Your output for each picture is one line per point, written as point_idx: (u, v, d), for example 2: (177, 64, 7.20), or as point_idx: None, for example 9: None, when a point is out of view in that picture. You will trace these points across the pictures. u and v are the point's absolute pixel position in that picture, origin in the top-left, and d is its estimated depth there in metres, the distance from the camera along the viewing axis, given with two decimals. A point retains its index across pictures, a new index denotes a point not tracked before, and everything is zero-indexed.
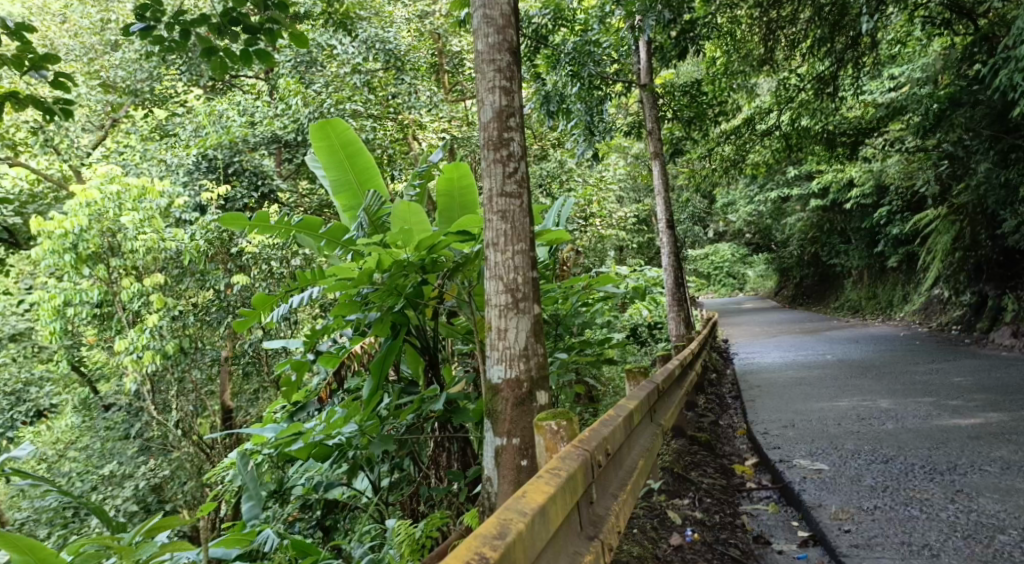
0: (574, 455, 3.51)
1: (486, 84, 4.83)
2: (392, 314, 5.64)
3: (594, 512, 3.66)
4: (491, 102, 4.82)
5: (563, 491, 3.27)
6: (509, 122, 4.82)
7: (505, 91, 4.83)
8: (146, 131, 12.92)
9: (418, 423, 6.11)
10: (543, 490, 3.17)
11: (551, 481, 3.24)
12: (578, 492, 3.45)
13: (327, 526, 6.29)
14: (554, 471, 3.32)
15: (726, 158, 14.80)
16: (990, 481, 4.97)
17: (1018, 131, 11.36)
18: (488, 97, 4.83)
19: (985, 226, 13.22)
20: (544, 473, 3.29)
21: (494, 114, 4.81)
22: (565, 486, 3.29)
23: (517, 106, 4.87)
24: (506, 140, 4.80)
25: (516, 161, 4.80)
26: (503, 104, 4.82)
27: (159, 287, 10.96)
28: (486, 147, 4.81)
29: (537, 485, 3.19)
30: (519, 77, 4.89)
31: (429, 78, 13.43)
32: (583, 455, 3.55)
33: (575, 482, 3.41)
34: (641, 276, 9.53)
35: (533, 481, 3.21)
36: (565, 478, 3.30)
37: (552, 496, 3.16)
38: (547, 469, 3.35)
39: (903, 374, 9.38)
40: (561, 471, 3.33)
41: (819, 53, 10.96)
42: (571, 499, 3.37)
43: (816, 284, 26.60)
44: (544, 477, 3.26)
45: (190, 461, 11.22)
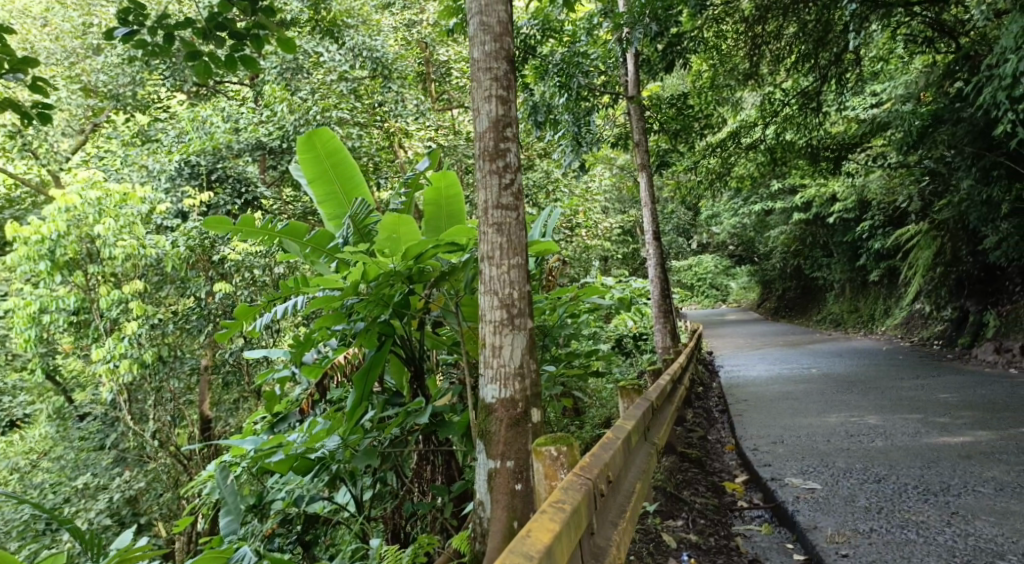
0: (576, 486, 3.48)
1: (483, 93, 4.74)
2: (377, 324, 5.53)
3: (595, 543, 3.58)
4: (488, 112, 4.73)
5: (567, 527, 3.25)
6: (506, 132, 4.74)
7: (501, 100, 4.75)
8: (127, 136, 12.72)
9: (402, 436, 5.96)
10: (548, 529, 3.15)
11: (556, 517, 3.22)
12: (580, 526, 3.41)
13: (307, 542, 6.04)
14: (558, 507, 3.30)
15: (713, 170, 14.66)
16: (985, 503, 4.92)
17: (1000, 148, 11.32)
18: (485, 106, 4.74)
19: (966, 242, 13.46)
20: (547, 508, 3.26)
21: (489, 124, 4.72)
22: (569, 522, 3.26)
23: (514, 115, 4.78)
24: (502, 151, 4.71)
25: (512, 173, 4.72)
26: (500, 114, 4.73)
27: (139, 294, 10.76)
28: (482, 158, 4.72)
29: (541, 523, 3.17)
30: (516, 85, 4.81)
31: (415, 86, 13.36)
32: (584, 485, 3.52)
33: (578, 516, 3.37)
34: (627, 288, 9.45)
35: (538, 518, 3.21)
36: (569, 513, 3.28)
37: (557, 534, 3.15)
38: (550, 504, 3.32)
39: (888, 389, 9.37)
40: (564, 505, 3.30)
41: (803, 69, 11.24)
42: (574, 531, 3.30)
43: (798, 296, 26.71)
44: (548, 513, 3.25)
45: (167, 472, 11.05)
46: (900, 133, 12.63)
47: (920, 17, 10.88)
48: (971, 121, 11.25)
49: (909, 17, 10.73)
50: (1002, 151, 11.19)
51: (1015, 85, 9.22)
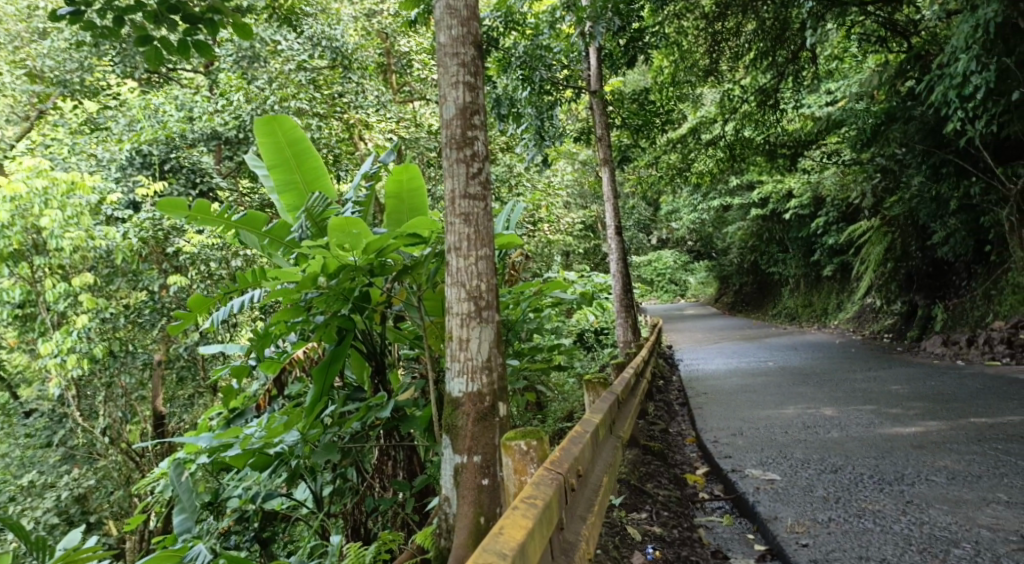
0: (547, 481, 3.43)
1: (450, 79, 4.67)
2: (338, 318, 5.44)
3: (564, 538, 3.53)
4: (454, 99, 4.67)
5: (540, 523, 3.18)
6: (473, 120, 4.68)
7: (468, 86, 4.69)
8: (75, 124, 12.32)
9: (363, 431, 5.86)
10: (522, 526, 3.08)
11: (528, 514, 3.15)
12: (552, 522, 3.35)
13: (264, 539, 5.96)
14: (530, 503, 3.23)
15: (673, 166, 14.72)
16: (938, 492, 5.03)
17: (950, 146, 11.60)
18: (451, 93, 4.68)
19: (917, 238, 13.84)
20: (519, 504, 3.20)
21: (456, 112, 4.66)
22: (542, 518, 3.20)
23: (481, 103, 4.73)
24: (469, 139, 4.66)
25: (480, 162, 4.67)
26: (467, 101, 4.67)
27: (88, 287, 10.46)
28: (449, 146, 4.66)
29: (514, 521, 3.09)
30: (484, 72, 4.76)
31: (376, 78, 13.22)
32: (555, 480, 3.48)
33: (550, 512, 3.31)
34: (588, 283, 9.48)
35: (510, 516, 3.12)
36: (541, 509, 3.21)
37: (530, 531, 3.07)
38: (522, 500, 3.25)
39: (842, 381, 9.56)
40: (536, 500, 3.25)
41: (762, 65, 11.38)
42: (547, 527, 3.28)
43: (754, 291, 27.13)
44: (520, 509, 3.17)
45: (118, 470, 10.88)
46: (855, 130, 12.84)
47: (873, 17, 11.07)
48: (923, 120, 11.49)
49: (864, 17, 10.91)
50: (952, 149, 11.53)
51: (965, 85, 9.45)
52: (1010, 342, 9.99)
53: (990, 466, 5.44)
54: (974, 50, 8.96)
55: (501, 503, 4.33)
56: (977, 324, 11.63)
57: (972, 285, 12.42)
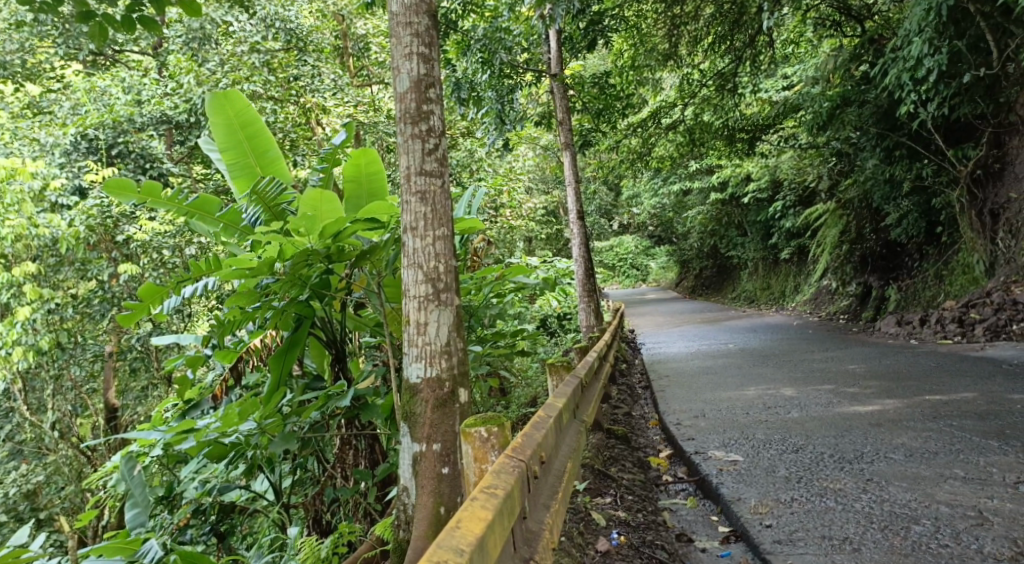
0: (508, 469, 3.35)
1: (403, 50, 4.54)
2: (296, 304, 5.30)
3: (527, 527, 3.47)
4: (408, 71, 4.53)
5: (500, 514, 3.09)
6: (429, 93, 4.56)
7: (423, 57, 4.56)
8: (16, 107, 11.90)
9: (323, 421, 5.72)
10: (481, 517, 2.98)
11: (488, 504, 3.06)
12: (513, 511, 3.27)
13: (222, 532, 5.90)
14: (490, 493, 3.13)
15: (633, 150, 14.66)
16: (898, 470, 5.09)
17: (903, 129, 11.78)
18: (405, 64, 4.54)
19: (870, 220, 14.09)
20: (479, 494, 3.11)
21: (410, 84, 4.53)
22: (502, 508, 3.11)
23: (437, 75, 4.60)
24: (424, 114, 4.54)
25: (436, 137, 4.56)
26: (421, 73, 4.54)
27: (32, 276, 10.10)
28: (403, 121, 4.53)
29: (473, 511, 3.00)
30: (439, 43, 4.64)
31: (332, 61, 12.93)
32: (517, 468, 3.40)
33: (511, 501, 3.23)
34: (550, 268, 9.40)
35: (469, 507, 3.02)
36: (502, 499, 3.12)
37: (490, 524, 2.98)
38: (482, 490, 3.15)
39: (800, 362, 9.65)
40: (497, 490, 3.16)
41: (720, 49, 11.51)
42: (508, 518, 3.20)
43: (714, 276, 27.42)
44: (479, 500, 3.08)
45: (69, 465, 10.24)
46: (811, 114, 12.88)
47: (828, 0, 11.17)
48: (877, 103, 11.63)
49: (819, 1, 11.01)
50: (905, 132, 11.70)
51: (918, 68, 9.57)
52: (961, 321, 10.16)
53: (946, 442, 5.53)
54: (927, 34, 9.06)
55: (462, 492, 4.25)
56: (928, 304, 11.84)
57: (924, 266, 12.62)
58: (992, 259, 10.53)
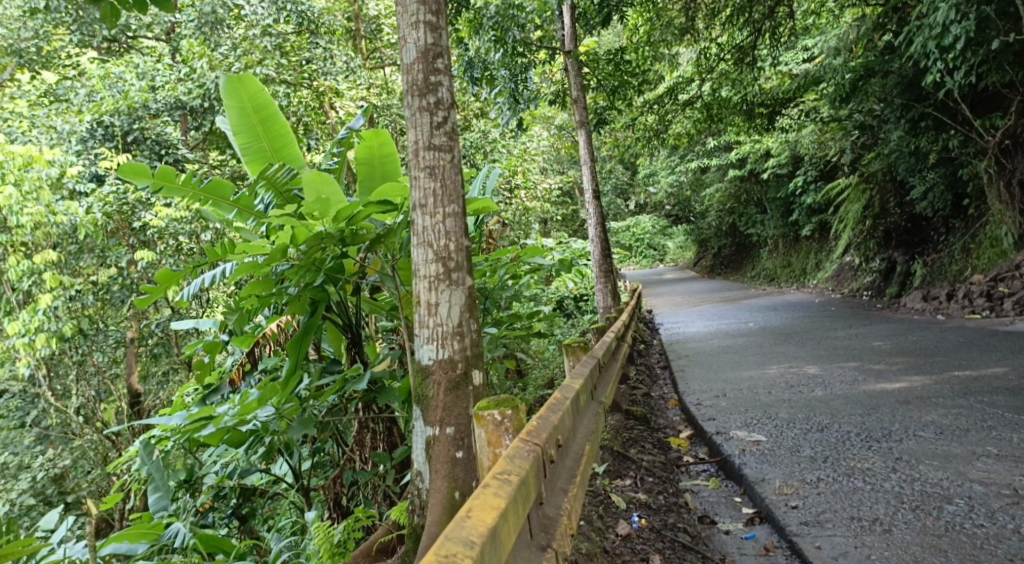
0: (522, 454, 3.27)
1: (410, 20, 4.45)
2: (311, 289, 5.25)
3: (544, 513, 3.40)
4: (415, 40, 4.44)
5: (514, 501, 3.02)
6: (437, 64, 4.46)
7: (430, 27, 4.47)
8: (34, 95, 11.95)
9: (341, 404, 5.69)
10: (493, 506, 2.90)
11: (501, 492, 2.98)
12: (529, 497, 3.20)
13: (243, 515, 5.93)
14: (503, 479, 3.06)
15: (649, 128, 14.40)
16: (927, 448, 4.97)
17: (928, 99, 11.51)
18: (412, 34, 4.45)
19: (895, 194, 13.79)
20: (491, 481, 3.03)
21: (418, 55, 4.44)
22: (516, 496, 3.03)
23: (445, 45, 4.50)
24: (433, 85, 4.44)
25: (445, 110, 4.46)
26: (429, 43, 4.45)
27: (53, 264, 10.17)
28: (411, 93, 4.45)
29: (485, 500, 2.92)
30: (446, 12, 4.54)
31: (344, 43, 12.78)
32: (531, 453, 3.32)
33: (526, 487, 3.16)
34: (566, 250, 9.31)
35: (481, 495, 2.94)
36: (515, 486, 3.05)
37: (502, 512, 2.90)
38: (494, 477, 3.08)
39: (823, 340, 9.50)
40: (511, 476, 3.09)
41: (737, 22, 11.26)
42: (524, 506, 3.13)
43: (733, 254, 27.14)
44: (492, 487, 3.00)
45: (94, 449, 10.39)
46: (833, 86, 12.63)
47: None
48: (901, 73, 11.35)
49: None
50: (931, 102, 11.42)
51: (944, 35, 9.34)
52: (988, 296, 9.98)
53: (977, 419, 5.39)
54: None
55: (476, 477, 4.18)
56: (955, 278, 11.61)
57: (950, 240, 12.38)
58: (1021, 231, 10.28)
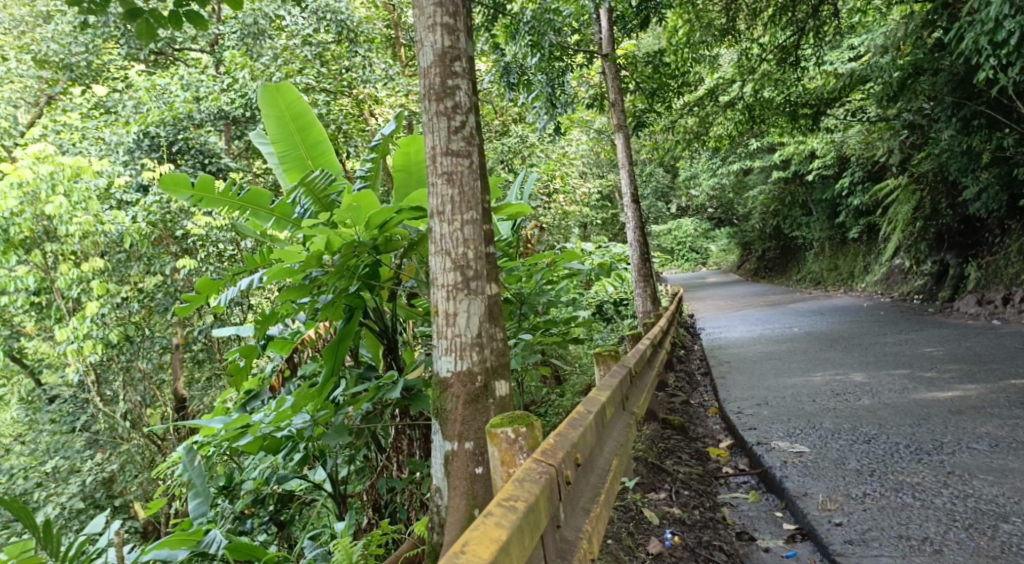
0: (533, 476, 3.15)
1: (426, 22, 4.41)
2: (346, 296, 5.21)
3: (562, 537, 3.29)
4: (432, 43, 4.40)
5: (520, 530, 2.89)
6: (454, 67, 4.40)
7: (448, 29, 4.42)
8: (85, 108, 12.29)
9: (375, 410, 5.64)
10: (493, 538, 2.78)
11: (503, 521, 2.87)
12: (541, 521, 3.09)
13: (282, 521, 5.93)
14: (508, 506, 2.94)
15: (689, 130, 14.25)
16: (981, 461, 4.74)
17: (982, 97, 11.11)
18: (429, 37, 4.41)
19: (946, 195, 13.24)
20: (495, 509, 2.93)
21: (435, 58, 4.39)
22: (522, 524, 2.91)
23: (462, 47, 4.45)
24: (450, 89, 4.38)
25: (463, 114, 4.40)
26: (446, 45, 4.40)
27: (101, 272, 10.38)
28: (428, 98, 4.39)
29: (485, 531, 2.81)
30: (464, 13, 4.48)
31: (383, 50, 12.82)
32: (544, 473, 3.20)
33: (536, 513, 3.04)
34: (605, 253, 9.21)
35: (482, 525, 2.83)
36: (521, 513, 2.92)
37: (504, 544, 2.77)
38: (499, 504, 2.96)
39: (872, 346, 9.21)
40: (520, 501, 2.98)
41: (780, 22, 11.00)
42: (536, 531, 3.02)
43: (777, 257, 26.64)
44: (494, 516, 2.89)
45: (141, 454, 10.75)
46: (881, 85, 12.29)
47: None
48: (952, 70, 11.01)
49: None
50: (983, 100, 11.01)
51: (997, 31, 9.02)
52: None
53: None
54: None
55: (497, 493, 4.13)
56: (1011, 281, 11.18)
57: (1006, 241, 11.95)
58: None
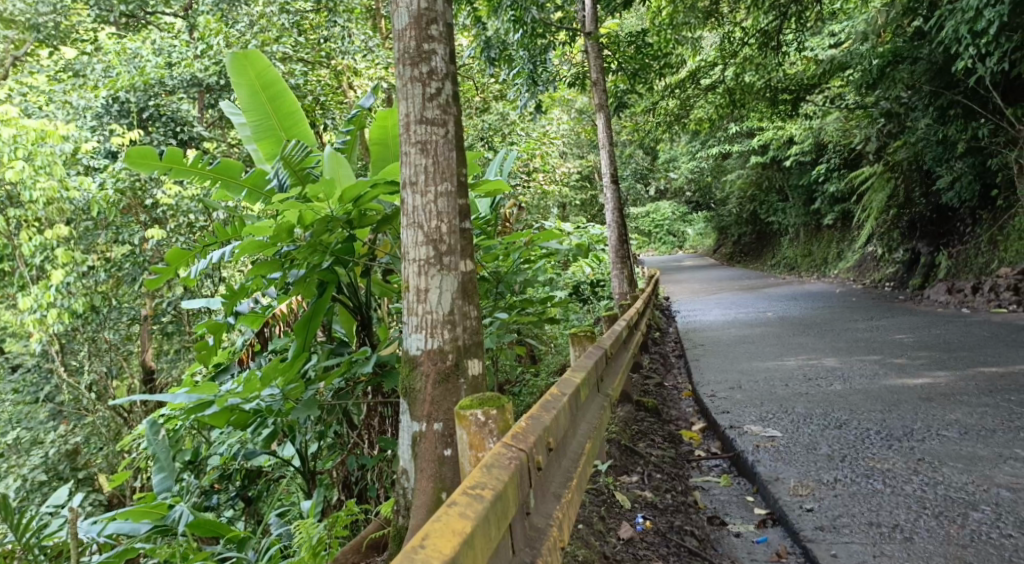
0: (502, 462, 3.08)
1: None
2: (318, 272, 5.09)
3: (531, 524, 3.24)
4: (407, 5, 4.27)
5: (485, 520, 2.82)
6: (430, 30, 4.28)
7: None
8: (52, 70, 11.98)
9: (347, 388, 5.53)
10: (456, 530, 2.69)
11: (468, 511, 2.79)
12: (508, 510, 3.02)
13: (250, 497, 5.84)
14: (474, 495, 2.87)
15: (670, 113, 14.20)
16: (951, 449, 4.77)
17: (958, 86, 11.15)
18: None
19: (919, 184, 13.37)
20: (459, 498, 2.85)
21: (410, 21, 4.26)
22: (488, 514, 2.83)
23: (439, 10, 4.32)
24: (426, 54, 4.26)
25: (438, 81, 4.28)
26: (422, 8, 4.27)
27: (66, 240, 10.13)
28: (403, 62, 4.26)
29: (447, 522, 2.72)
30: None
31: (363, 22, 12.50)
32: (514, 459, 3.14)
33: (504, 501, 2.97)
34: (584, 234, 9.16)
35: (444, 516, 2.74)
36: (487, 503, 2.85)
37: (467, 535, 2.70)
38: (464, 492, 2.89)
39: (844, 331, 9.27)
40: (487, 490, 2.91)
41: (763, 6, 10.97)
42: (503, 519, 2.96)
43: (753, 242, 26.83)
44: (459, 505, 2.81)
45: (106, 426, 10.51)
46: (859, 72, 12.32)
47: None
48: (931, 59, 11.06)
49: None
50: (961, 89, 11.06)
51: (977, 20, 9.03)
52: (1016, 290, 9.77)
53: (1004, 419, 5.18)
54: None
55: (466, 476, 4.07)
56: (981, 271, 11.32)
57: (977, 231, 12.07)
58: None
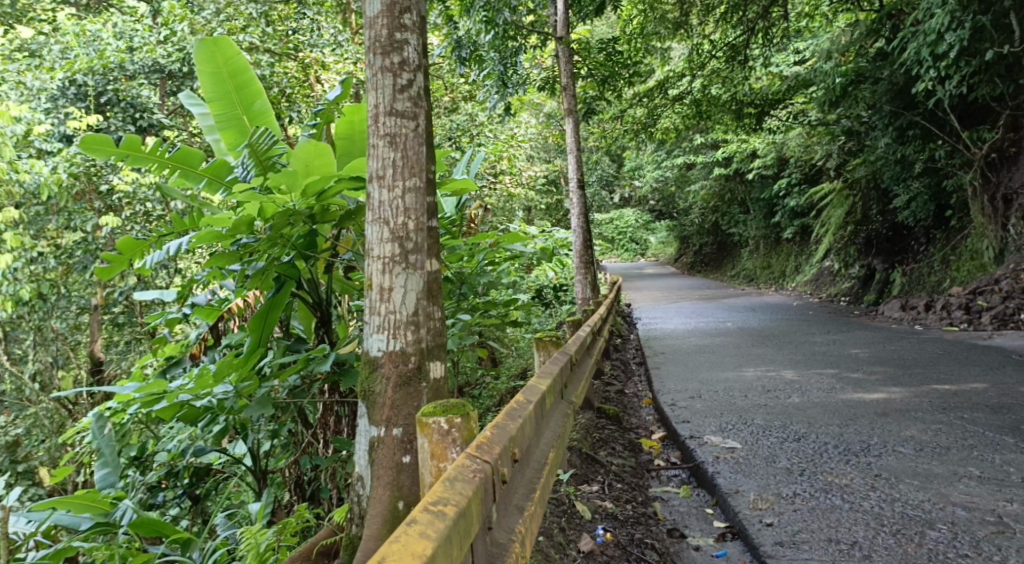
0: (465, 476, 3.00)
1: None
2: (279, 266, 4.94)
3: (492, 539, 3.16)
4: None
5: (447, 539, 2.73)
6: (403, 20, 4.19)
7: None
8: (6, 49, 11.56)
9: (304, 386, 5.38)
10: (416, 552, 2.60)
11: (429, 530, 2.70)
12: (471, 526, 2.94)
13: (197, 496, 5.64)
14: (435, 512, 2.78)
15: (637, 121, 14.23)
16: (908, 465, 4.81)
17: (916, 107, 11.36)
18: None
19: (877, 202, 13.63)
20: (419, 516, 2.75)
21: (383, 9, 4.17)
22: (450, 532, 2.75)
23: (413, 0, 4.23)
24: (398, 44, 4.16)
25: (410, 72, 4.19)
26: None
27: (14, 224, 9.74)
28: (373, 51, 4.16)
29: (406, 543, 2.62)
30: None
31: (333, 15, 12.28)
32: (477, 473, 3.06)
33: (466, 517, 2.89)
34: (548, 238, 9.16)
35: (403, 537, 2.65)
36: (449, 520, 2.76)
37: (428, 557, 2.61)
38: (425, 509, 2.80)
39: (801, 344, 9.36)
40: (449, 506, 2.82)
41: (732, 20, 11.05)
42: (465, 536, 2.87)
43: (714, 253, 27.14)
44: (420, 523, 2.72)
45: (50, 418, 10.03)
46: (822, 90, 12.49)
47: None
48: (892, 80, 11.11)
49: None
50: (920, 110, 11.25)
51: (939, 43, 9.17)
52: (967, 308, 9.96)
53: (957, 437, 5.25)
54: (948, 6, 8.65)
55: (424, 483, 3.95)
56: (933, 289, 11.56)
57: (931, 250, 12.32)
58: (1002, 245, 10.36)
